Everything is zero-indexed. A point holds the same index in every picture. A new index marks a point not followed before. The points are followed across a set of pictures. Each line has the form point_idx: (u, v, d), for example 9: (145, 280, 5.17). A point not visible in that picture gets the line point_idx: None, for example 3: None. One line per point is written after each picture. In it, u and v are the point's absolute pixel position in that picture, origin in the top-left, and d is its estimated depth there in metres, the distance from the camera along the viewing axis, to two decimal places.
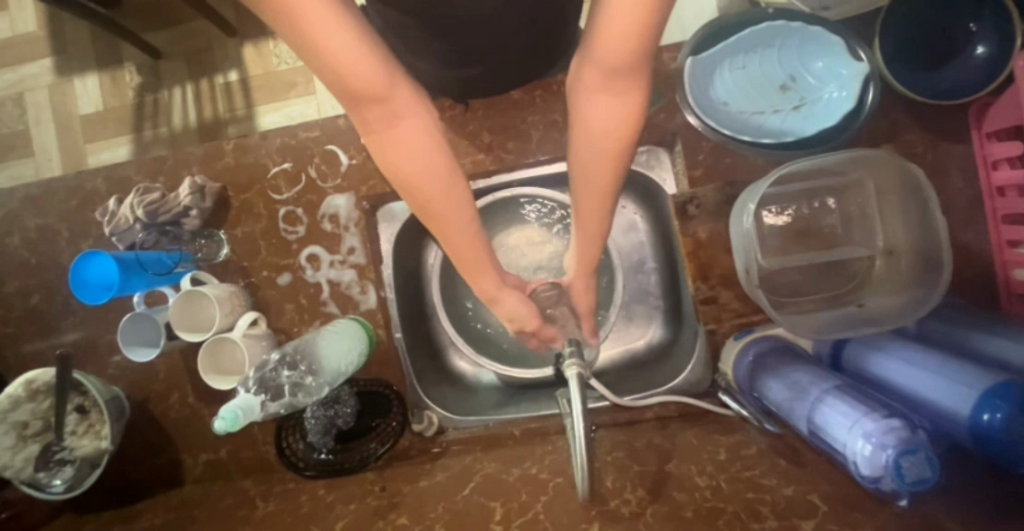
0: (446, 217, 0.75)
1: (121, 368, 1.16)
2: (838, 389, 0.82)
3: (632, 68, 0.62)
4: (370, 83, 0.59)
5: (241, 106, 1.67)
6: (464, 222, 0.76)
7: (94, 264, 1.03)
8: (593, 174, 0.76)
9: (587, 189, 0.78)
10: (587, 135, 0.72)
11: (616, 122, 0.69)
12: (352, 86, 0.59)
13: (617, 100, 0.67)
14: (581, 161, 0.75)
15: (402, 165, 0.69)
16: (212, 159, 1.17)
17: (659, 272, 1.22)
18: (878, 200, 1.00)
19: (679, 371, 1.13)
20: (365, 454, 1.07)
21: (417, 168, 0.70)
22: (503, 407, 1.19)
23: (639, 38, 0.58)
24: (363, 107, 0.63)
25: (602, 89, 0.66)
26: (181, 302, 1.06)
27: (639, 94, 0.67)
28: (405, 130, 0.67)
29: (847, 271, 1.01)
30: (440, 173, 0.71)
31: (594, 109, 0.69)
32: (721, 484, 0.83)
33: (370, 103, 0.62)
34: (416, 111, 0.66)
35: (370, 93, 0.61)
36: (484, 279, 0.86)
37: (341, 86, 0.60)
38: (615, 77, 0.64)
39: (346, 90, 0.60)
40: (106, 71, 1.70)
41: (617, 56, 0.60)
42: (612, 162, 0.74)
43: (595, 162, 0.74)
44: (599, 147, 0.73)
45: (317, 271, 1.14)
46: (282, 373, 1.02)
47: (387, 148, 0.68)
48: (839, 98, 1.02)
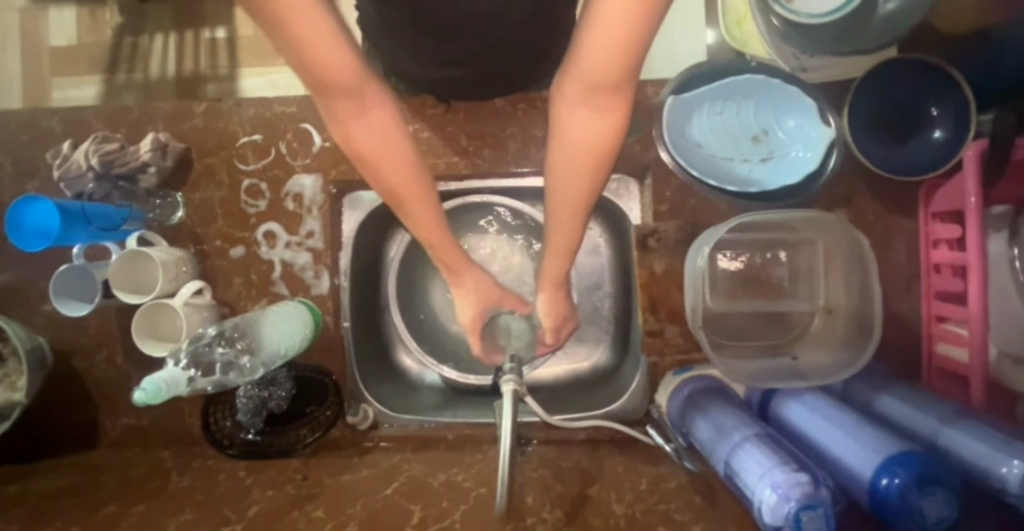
0: (410, 199, 0.78)
1: (50, 318, 1.10)
2: (758, 436, 0.84)
3: (616, 84, 0.64)
4: (340, 73, 0.61)
5: (224, 65, 1.65)
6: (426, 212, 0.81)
7: (35, 208, 0.98)
8: (575, 182, 0.77)
9: (561, 198, 0.79)
10: (564, 144, 0.74)
11: (595, 132, 0.71)
12: (322, 75, 0.61)
13: (596, 110, 0.69)
14: (559, 168, 0.77)
15: (368, 154, 0.73)
16: (180, 119, 1.13)
17: (613, 298, 1.24)
18: (824, 261, 1.04)
19: (617, 397, 1.15)
20: (293, 441, 1.04)
21: (383, 158, 0.73)
22: (441, 409, 1.18)
23: (624, 48, 0.59)
24: (335, 98, 0.65)
25: (580, 100, 0.68)
26: (124, 261, 1.02)
27: (619, 109, 0.69)
28: (372, 122, 0.70)
29: (788, 324, 1.05)
30: (404, 160, 0.74)
31: (572, 122, 0.71)
32: (636, 514, 0.87)
33: (340, 92, 0.64)
34: (384, 106, 0.69)
35: (339, 83, 0.63)
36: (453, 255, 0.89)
37: (315, 75, 0.61)
38: (598, 90, 0.66)
39: (320, 83, 0.62)
40: (85, 5, 1.68)
41: (602, 70, 0.62)
42: (588, 171, 0.76)
43: (571, 171, 0.76)
44: (572, 156, 0.74)
45: (272, 248, 1.12)
46: (216, 349, 1.00)
47: (356, 137, 0.71)
48: (804, 158, 1.06)
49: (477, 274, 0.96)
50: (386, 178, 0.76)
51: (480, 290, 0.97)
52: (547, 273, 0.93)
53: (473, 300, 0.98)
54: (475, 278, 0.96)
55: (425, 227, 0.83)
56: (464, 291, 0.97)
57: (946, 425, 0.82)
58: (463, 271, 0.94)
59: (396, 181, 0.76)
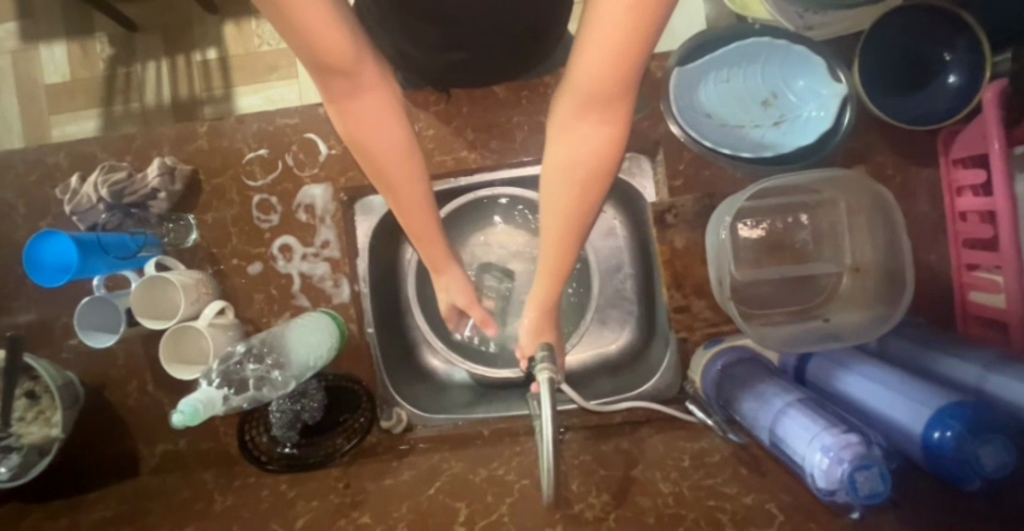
0: (401, 189, 0.77)
1: (77, 352, 1.11)
2: (800, 401, 0.83)
3: (614, 95, 0.61)
4: (336, 55, 0.60)
5: (219, 86, 1.79)
6: (417, 202, 0.79)
7: (52, 244, 0.98)
8: (572, 201, 0.72)
9: (555, 218, 0.74)
10: (560, 159, 0.69)
11: (592, 147, 0.67)
12: (316, 54, 0.60)
13: (594, 124, 0.65)
14: (552, 186, 0.72)
15: (364, 138, 0.72)
16: (184, 141, 1.13)
17: (635, 278, 1.23)
18: (848, 219, 1.02)
19: (650, 376, 1.14)
20: (331, 450, 1.05)
21: (378, 143, 0.72)
22: (474, 406, 1.18)
23: (623, 55, 0.57)
24: (329, 78, 0.64)
25: (577, 116, 0.65)
26: (144, 287, 1.02)
27: (617, 124, 0.65)
28: (367, 107, 0.69)
29: (816, 286, 1.04)
30: (397, 150, 0.73)
31: (571, 133, 0.67)
32: (684, 491, 0.85)
33: (336, 73, 0.63)
34: (382, 91, 0.69)
35: (335, 63, 0.62)
36: (442, 258, 0.87)
37: (310, 57, 0.60)
38: (596, 103, 0.62)
39: (314, 62, 0.61)
40: (76, 41, 1.80)
41: (599, 81, 0.59)
42: (582, 192, 0.71)
43: (566, 192, 0.71)
44: (568, 170, 0.69)
45: (289, 262, 1.12)
46: (246, 367, 1.00)
47: (353, 119, 0.70)
48: (817, 117, 1.04)
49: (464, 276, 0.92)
50: (380, 165, 0.74)
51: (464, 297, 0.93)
52: (538, 299, 0.83)
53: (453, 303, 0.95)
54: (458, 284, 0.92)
55: (416, 221, 0.81)
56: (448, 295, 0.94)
57: (990, 372, 0.80)
58: (451, 274, 0.90)
59: (390, 171, 0.75)
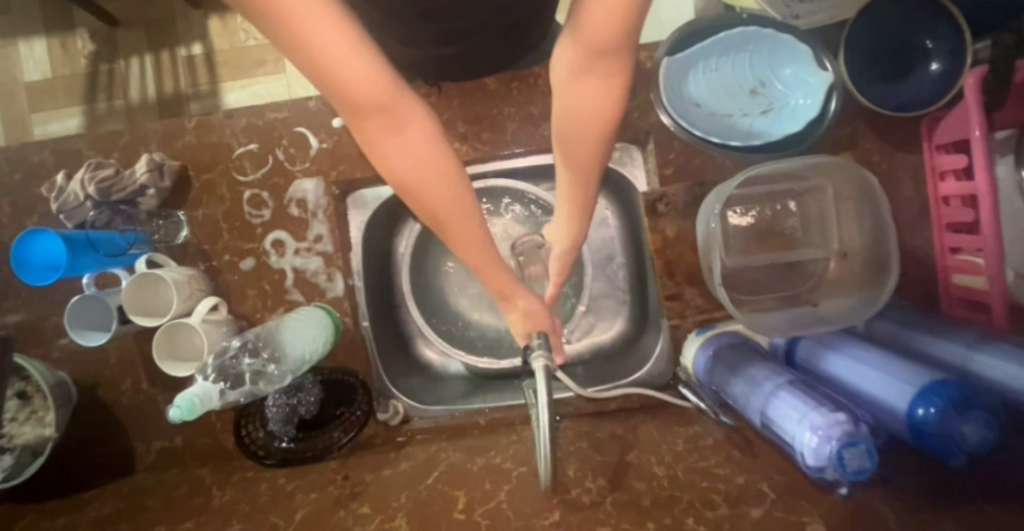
0: (454, 222, 0.70)
1: (67, 351, 1.10)
2: (790, 383, 0.85)
3: (621, 45, 0.58)
4: (368, 89, 0.54)
5: (205, 82, 1.78)
6: (471, 230, 0.72)
7: (42, 242, 0.97)
8: (582, 152, 0.73)
9: (569, 164, 0.77)
10: (569, 109, 0.69)
11: (602, 98, 0.65)
12: (346, 94, 0.55)
13: (603, 75, 0.63)
14: (566, 135, 0.73)
15: (409, 179, 0.65)
16: (172, 137, 1.12)
17: (627, 267, 1.24)
18: (835, 205, 1.04)
19: (642, 364, 1.16)
20: (328, 443, 1.05)
21: (425, 181, 0.65)
22: (470, 396, 1.19)
23: (629, 0, 0.53)
24: (362, 118, 0.58)
25: (584, 66, 0.63)
26: (136, 284, 1.01)
27: (625, 71, 0.63)
28: (407, 142, 0.62)
29: (804, 272, 1.06)
30: (447, 183, 0.66)
31: (577, 88, 0.66)
32: (678, 473, 0.86)
33: (369, 112, 0.57)
34: (419, 120, 0.61)
35: (367, 100, 0.56)
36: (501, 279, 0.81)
37: (338, 95, 0.55)
38: (605, 55, 0.60)
39: (343, 101, 0.55)
40: (56, 37, 1.78)
41: (602, 32, 0.57)
42: (596, 140, 0.70)
43: (581, 140, 0.71)
44: (580, 125, 0.69)
45: (282, 257, 1.12)
46: (243, 361, 1.00)
47: (394, 160, 0.63)
48: (804, 105, 1.06)
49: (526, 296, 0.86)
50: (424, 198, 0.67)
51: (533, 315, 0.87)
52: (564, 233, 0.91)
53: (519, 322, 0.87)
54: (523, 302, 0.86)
55: (472, 250, 0.74)
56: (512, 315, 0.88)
57: (973, 351, 0.83)
58: (512, 292, 0.85)
59: (441, 207, 0.67)
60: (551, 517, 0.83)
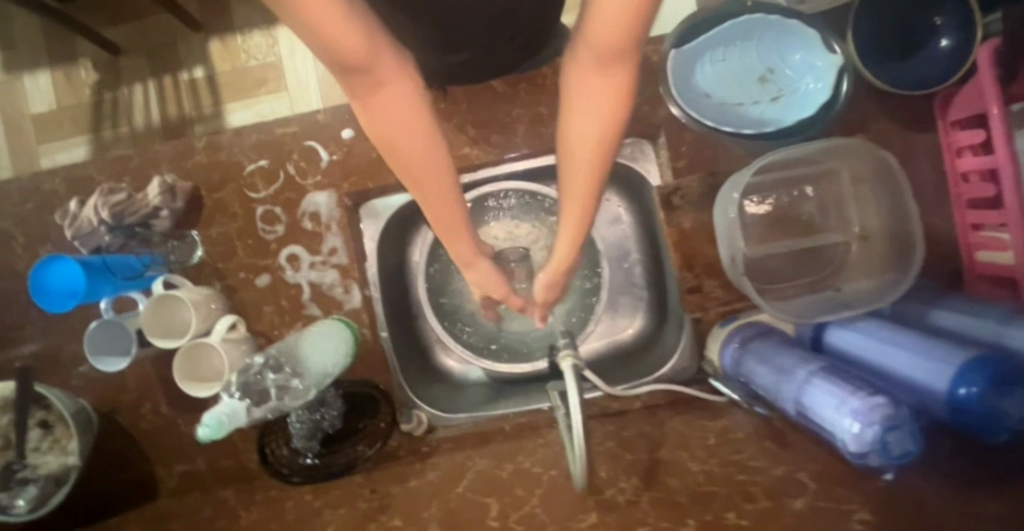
0: (428, 183, 0.75)
1: (85, 379, 1.09)
2: (823, 370, 0.83)
3: (623, 49, 0.58)
4: (355, 51, 0.58)
5: (208, 104, 1.81)
6: (443, 193, 0.77)
7: (58, 269, 0.97)
8: (585, 165, 0.71)
9: (575, 185, 0.73)
10: (577, 122, 0.67)
11: (607, 100, 0.64)
12: (335, 54, 0.58)
13: (608, 78, 0.62)
14: (570, 147, 0.70)
15: (390, 137, 0.70)
16: (182, 158, 1.12)
17: (643, 264, 1.23)
18: (852, 188, 1.04)
19: (666, 359, 1.14)
20: (353, 456, 1.04)
21: (403, 140, 0.70)
22: (492, 403, 1.18)
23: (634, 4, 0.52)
24: (349, 76, 0.62)
25: (590, 72, 0.62)
26: (153, 306, 1.01)
27: (629, 75, 0.62)
28: (389, 103, 0.66)
29: (825, 257, 1.05)
30: (424, 146, 0.71)
31: (584, 95, 0.65)
32: (713, 468, 0.84)
33: (356, 70, 0.61)
34: (404, 84, 0.66)
35: (355, 61, 0.60)
36: (464, 244, 0.87)
37: (324, 48, 0.58)
38: (606, 59, 0.59)
39: (333, 60, 0.59)
40: (59, 69, 1.80)
41: (606, 33, 0.56)
42: (599, 147, 0.68)
43: (585, 151, 0.69)
44: (583, 133, 0.68)
45: (297, 271, 1.11)
46: (267, 377, 0.99)
47: (377, 118, 0.68)
48: (815, 89, 1.05)
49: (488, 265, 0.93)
50: (403, 159, 0.72)
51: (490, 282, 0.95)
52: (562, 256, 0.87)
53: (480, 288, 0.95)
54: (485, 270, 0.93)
55: (442, 212, 0.79)
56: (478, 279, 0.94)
57: (1007, 326, 0.81)
58: (476, 262, 0.91)
59: (415, 166, 0.72)
60: (588, 518, 0.82)
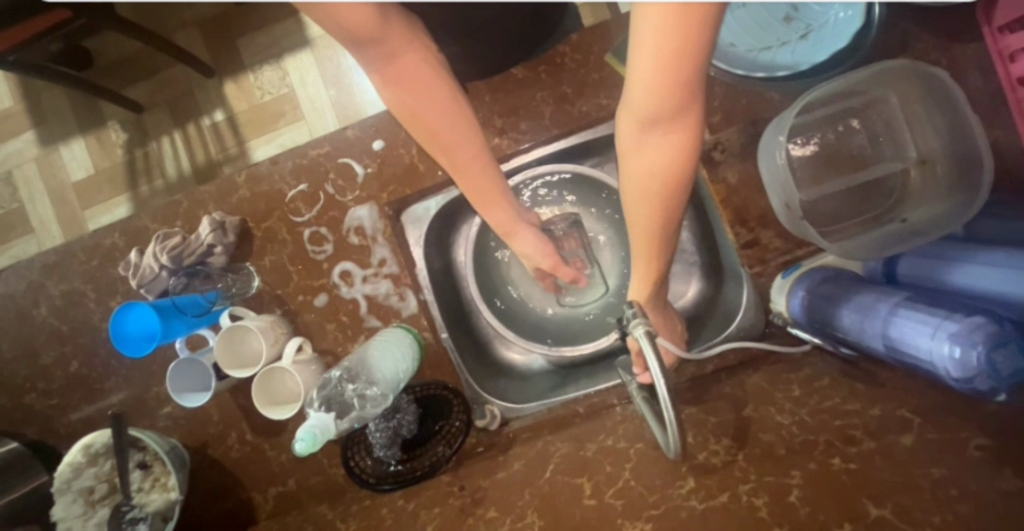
0: (458, 150, 0.79)
1: (173, 418, 1.14)
2: (909, 301, 0.82)
3: (678, 107, 0.54)
4: (367, 28, 0.61)
5: (232, 144, 1.86)
6: (472, 155, 0.81)
7: (132, 317, 1.01)
8: (640, 218, 0.67)
9: (639, 239, 0.70)
10: (639, 175, 0.63)
11: (667, 160, 0.60)
12: (351, 33, 0.62)
13: (665, 135, 0.58)
14: (630, 204, 0.67)
15: (416, 109, 0.74)
16: (226, 195, 1.15)
17: (689, 228, 1.22)
18: (903, 113, 1.02)
19: (731, 318, 1.12)
20: (435, 458, 1.05)
21: (429, 110, 0.74)
22: (561, 388, 1.18)
23: (681, 60, 0.49)
24: (367, 49, 0.65)
25: (641, 136, 0.59)
26: (225, 339, 1.04)
27: (690, 128, 0.58)
28: (409, 74, 0.70)
29: (884, 188, 1.03)
30: (450, 109, 0.75)
31: (641, 154, 0.61)
32: (807, 419, 0.83)
33: (369, 45, 0.64)
34: (417, 50, 0.69)
35: (368, 37, 0.63)
36: (501, 211, 0.90)
37: (342, 33, 0.62)
38: (656, 122, 0.56)
39: (348, 36, 0.63)
40: (91, 134, 1.88)
41: (657, 105, 0.54)
42: (661, 205, 0.65)
43: (643, 206, 0.65)
44: (642, 187, 0.64)
45: (352, 287, 1.13)
46: (346, 388, 1.02)
47: (403, 92, 0.72)
48: (845, 18, 1.03)
49: (531, 233, 0.95)
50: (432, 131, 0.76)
51: (533, 248, 0.96)
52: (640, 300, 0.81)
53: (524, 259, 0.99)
54: (525, 240, 0.95)
55: (472, 178, 0.83)
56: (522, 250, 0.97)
57: None
58: (518, 231, 0.94)
59: (443, 132, 0.77)
60: (686, 484, 0.79)
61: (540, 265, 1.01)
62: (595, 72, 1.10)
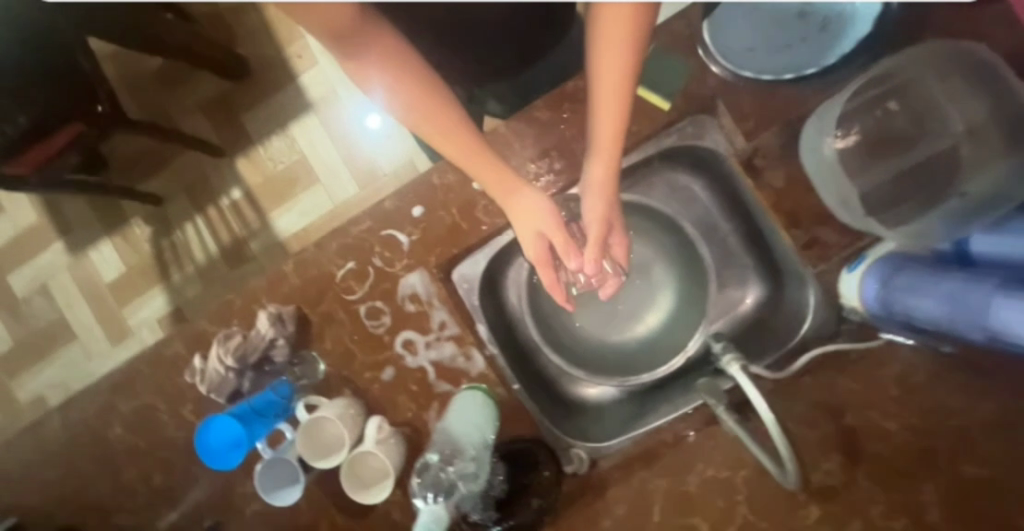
0: (443, 138, 0.89)
1: (261, 515, 1.13)
2: (1005, 287, 0.80)
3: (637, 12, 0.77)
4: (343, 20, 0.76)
5: (255, 220, 1.87)
6: (458, 136, 0.89)
7: (214, 430, 1.06)
8: (611, 103, 0.85)
9: (610, 118, 0.86)
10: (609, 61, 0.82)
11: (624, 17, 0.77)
12: (334, 31, 0.77)
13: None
14: (599, 70, 0.83)
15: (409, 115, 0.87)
16: (276, 285, 1.15)
17: (737, 233, 1.20)
18: (941, 89, 1.01)
19: (802, 320, 1.09)
20: (532, 513, 1.04)
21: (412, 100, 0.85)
22: (639, 419, 1.17)
23: None
24: (351, 47, 0.80)
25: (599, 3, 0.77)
26: (305, 433, 1.06)
27: None
28: (386, 60, 0.82)
29: (936, 166, 1.00)
30: (427, 92, 0.86)
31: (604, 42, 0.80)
32: (913, 420, 0.90)
33: (352, 42, 0.79)
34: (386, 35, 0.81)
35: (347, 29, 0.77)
36: (494, 176, 0.93)
37: (322, 32, 0.77)
38: None
39: (332, 35, 0.77)
40: (116, 234, 1.91)
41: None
42: (623, 86, 0.84)
43: (615, 95, 0.84)
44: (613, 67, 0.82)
45: (416, 354, 1.13)
46: (447, 471, 1.02)
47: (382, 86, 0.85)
48: (861, 7, 1.01)
49: (538, 196, 0.95)
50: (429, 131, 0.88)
51: (536, 217, 0.95)
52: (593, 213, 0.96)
53: (531, 229, 0.97)
54: (529, 204, 0.95)
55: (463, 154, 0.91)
56: (526, 222, 0.96)
57: None
58: (516, 194, 0.94)
59: (432, 124, 0.88)
60: None
61: (550, 238, 0.97)
62: None
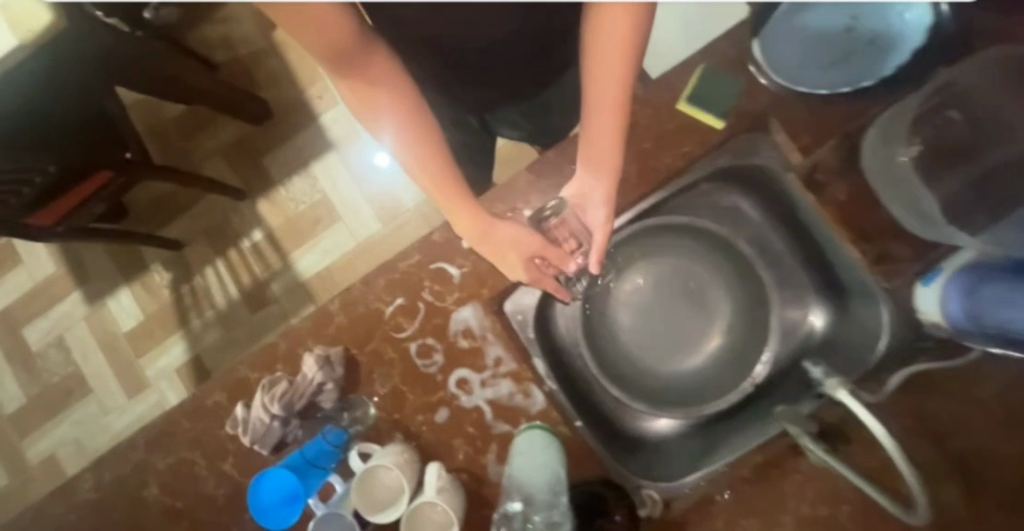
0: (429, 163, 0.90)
1: None
2: None
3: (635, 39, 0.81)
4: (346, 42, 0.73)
5: (276, 261, 1.83)
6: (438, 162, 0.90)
7: (268, 485, 1.01)
8: (603, 123, 0.90)
9: (605, 139, 0.91)
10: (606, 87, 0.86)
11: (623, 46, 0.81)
12: (332, 50, 0.73)
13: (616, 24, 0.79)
14: (594, 94, 0.88)
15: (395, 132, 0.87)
16: (322, 326, 1.10)
17: (791, 250, 1.16)
18: (1000, 97, 1.00)
19: (876, 341, 1.03)
20: None
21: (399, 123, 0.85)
22: (710, 454, 1.09)
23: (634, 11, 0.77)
24: (348, 69, 0.77)
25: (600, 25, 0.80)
26: (361, 483, 1.01)
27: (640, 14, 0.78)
28: (378, 81, 0.80)
29: (1004, 173, 0.99)
30: (416, 120, 0.86)
31: (603, 67, 0.84)
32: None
33: (350, 61, 0.76)
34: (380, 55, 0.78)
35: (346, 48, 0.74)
36: (467, 207, 0.95)
37: (323, 49, 0.73)
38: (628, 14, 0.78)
39: (332, 56, 0.74)
40: (135, 281, 1.86)
41: (620, 24, 0.79)
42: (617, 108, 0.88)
43: (606, 114, 0.88)
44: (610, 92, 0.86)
45: (472, 394, 1.06)
46: (534, 520, 0.98)
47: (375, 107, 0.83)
48: (911, 18, 1.02)
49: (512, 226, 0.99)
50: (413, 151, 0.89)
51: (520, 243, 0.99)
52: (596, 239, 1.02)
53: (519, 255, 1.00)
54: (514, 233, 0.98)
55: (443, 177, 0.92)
56: (508, 250, 0.99)
57: None
58: (492, 228, 0.97)
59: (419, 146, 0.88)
60: None
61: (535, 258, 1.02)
62: (672, 120, 1.06)
